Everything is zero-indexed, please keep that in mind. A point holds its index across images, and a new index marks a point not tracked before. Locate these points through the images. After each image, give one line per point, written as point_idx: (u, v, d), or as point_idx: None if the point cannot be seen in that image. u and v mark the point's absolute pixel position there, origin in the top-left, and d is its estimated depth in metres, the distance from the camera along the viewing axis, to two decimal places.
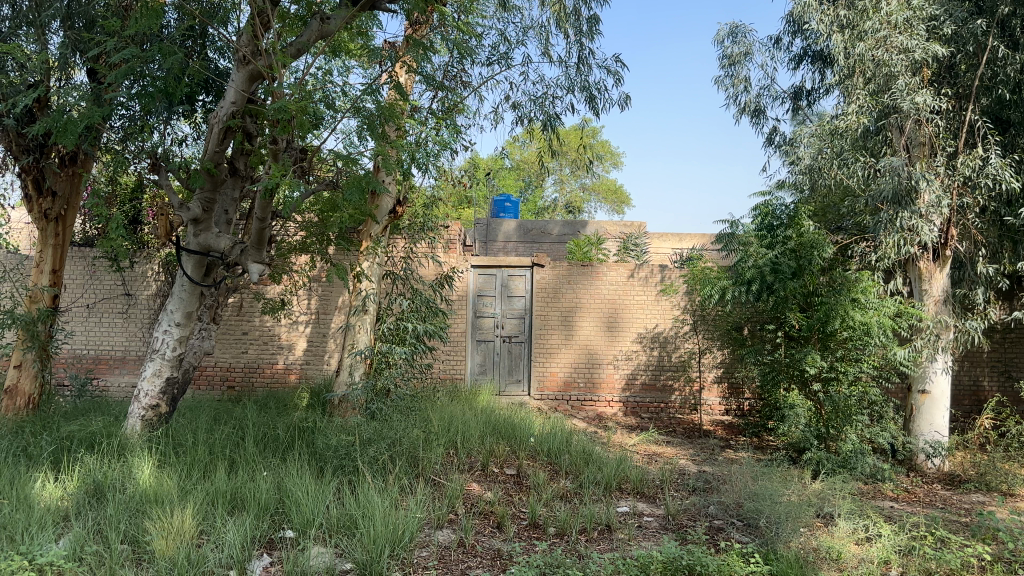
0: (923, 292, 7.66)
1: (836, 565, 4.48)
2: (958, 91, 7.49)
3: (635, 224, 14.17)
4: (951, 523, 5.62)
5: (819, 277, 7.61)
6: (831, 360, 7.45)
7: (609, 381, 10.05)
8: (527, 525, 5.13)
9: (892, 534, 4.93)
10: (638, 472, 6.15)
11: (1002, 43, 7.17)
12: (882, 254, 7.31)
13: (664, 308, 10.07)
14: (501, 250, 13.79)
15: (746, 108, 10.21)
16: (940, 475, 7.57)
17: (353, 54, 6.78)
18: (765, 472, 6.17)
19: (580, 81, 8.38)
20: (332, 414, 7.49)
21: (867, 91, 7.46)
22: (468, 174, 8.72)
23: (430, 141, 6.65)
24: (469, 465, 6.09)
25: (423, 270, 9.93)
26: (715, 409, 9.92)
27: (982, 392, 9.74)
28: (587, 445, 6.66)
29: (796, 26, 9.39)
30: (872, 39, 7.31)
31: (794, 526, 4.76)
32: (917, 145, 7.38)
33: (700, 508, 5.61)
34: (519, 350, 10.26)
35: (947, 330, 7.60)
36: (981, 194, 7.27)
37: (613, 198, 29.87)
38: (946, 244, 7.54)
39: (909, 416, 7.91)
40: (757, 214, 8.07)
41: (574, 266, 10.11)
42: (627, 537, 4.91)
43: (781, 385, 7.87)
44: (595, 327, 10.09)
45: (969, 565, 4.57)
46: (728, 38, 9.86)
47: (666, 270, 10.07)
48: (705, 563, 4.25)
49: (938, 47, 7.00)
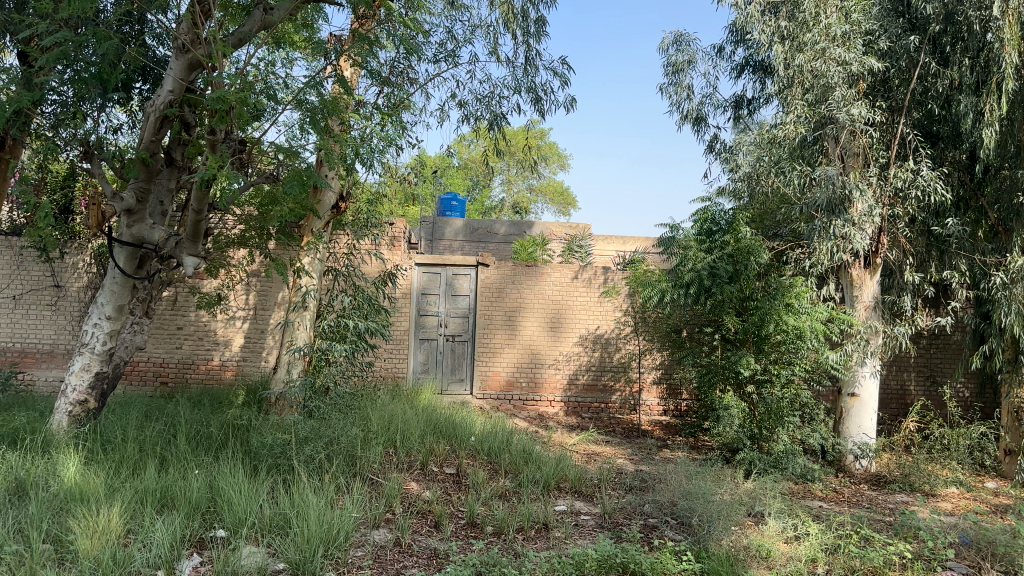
0: (854, 298, 7.89)
1: (765, 563, 4.58)
2: (891, 105, 7.71)
3: (581, 226, 14.39)
4: (876, 522, 5.79)
5: (755, 282, 7.81)
6: (765, 363, 7.66)
7: (551, 381, 10.12)
8: (465, 524, 5.12)
9: (819, 533, 5.06)
10: (577, 471, 6.20)
11: (933, 60, 7.43)
12: (816, 260, 7.53)
13: (607, 309, 10.20)
14: (448, 248, 13.81)
15: (688, 115, 10.35)
16: (867, 475, 7.82)
17: (297, 46, 6.67)
18: (699, 471, 6.32)
19: (526, 82, 8.40)
20: (268, 413, 7.26)
21: (806, 101, 7.63)
22: (414, 171, 8.62)
23: (374, 137, 6.62)
24: (408, 464, 6.04)
25: (365, 266, 9.78)
26: (654, 410, 10.11)
27: (908, 395, 10.10)
28: (528, 444, 6.68)
29: (739, 36, 9.57)
30: (811, 50, 7.44)
31: (726, 525, 4.86)
32: (852, 155, 7.60)
33: (636, 507, 5.67)
34: (462, 350, 10.21)
35: (877, 335, 7.84)
36: (911, 204, 7.53)
37: (561, 199, 29.88)
38: (877, 253, 7.79)
39: (839, 418, 8.12)
40: (697, 219, 8.18)
41: (519, 266, 10.13)
42: (563, 535, 4.95)
43: (717, 387, 8.05)
44: (539, 327, 10.14)
45: (891, 563, 4.73)
46: (672, 46, 9.98)
47: (610, 271, 10.19)
48: (639, 560, 4.33)
49: (874, 61, 7.23)
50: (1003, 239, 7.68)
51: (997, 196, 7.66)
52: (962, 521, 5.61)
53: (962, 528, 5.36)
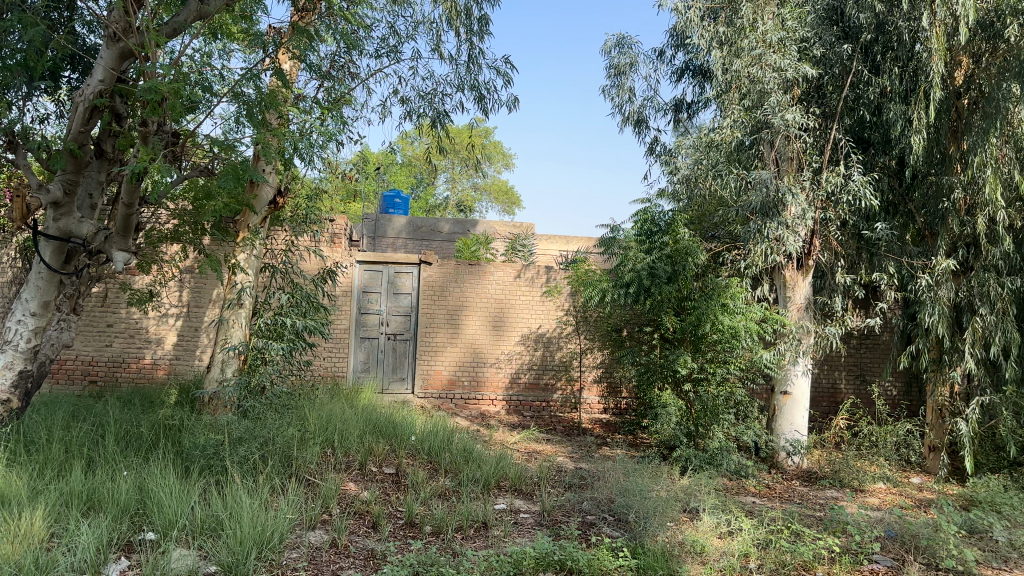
0: (787, 299, 8.08)
1: (699, 558, 4.66)
2: (824, 111, 7.94)
3: (524, 225, 14.47)
4: (806, 517, 5.93)
5: (692, 283, 7.96)
6: (702, 361, 7.82)
7: (493, 380, 10.13)
8: (403, 524, 5.07)
9: (752, 528, 5.16)
10: (517, 469, 6.22)
11: (865, 68, 7.67)
12: (751, 261, 7.72)
13: (549, 309, 10.28)
14: (391, 246, 13.54)
15: (630, 117, 10.47)
16: (799, 471, 8.03)
17: (234, 38, 6.53)
18: (637, 468, 6.41)
19: (469, 80, 8.38)
20: (200, 413, 7.07)
21: (742, 105, 7.80)
22: (356, 168, 8.50)
23: (314, 131, 6.52)
24: (345, 465, 5.96)
25: (305, 264, 9.63)
26: (594, 408, 10.21)
27: (839, 393, 10.42)
28: (468, 443, 6.68)
29: (679, 40, 9.71)
30: (748, 56, 7.62)
31: (662, 521, 4.94)
32: (786, 159, 7.80)
33: (574, 505, 5.70)
34: (404, 348, 10.12)
35: (808, 335, 8.03)
36: (843, 208, 7.75)
37: (505, 199, 30.28)
38: (809, 255, 7.98)
39: (772, 415, 8.29)
40: (638, 220, 8.21)
41: (461, 265, 10.10)
42: (502, 534, 4.96)
43: (656, 385, 8.17)
44: (482, 326, 10.12)
45: (820, 556, 4.86)
46: (615, 48, 10.07)
47: (553, 270, 10.26)
48: (576, 557, 4.37)
49: (808, 68, 7.42)
50: (929, 242, 7.89)
51: (924, 201, 7.81)
52: (887, 515, 5.81)
53: (888, 522, 5.55)
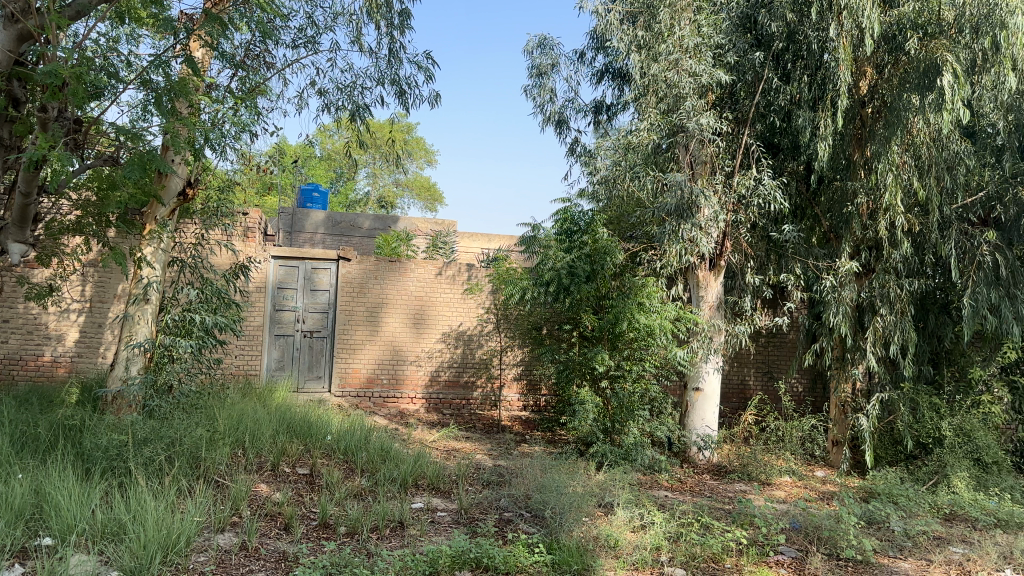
0: (700, 297, 8.30)
1: (613, 552, 4.74)
2: (737, 116, 8.20)
3: (446, 222, 14.46)
4: (716, 510, 6.09)
5: (610, 282, 8.11)
6: (619, 359, 7.97)
7: (412, 378, 10.06)
8: (316, 525, 4.98)
9: (664, 522, 5.27)
10: (435, 468, 6.18)
11: (776, 75, 7.92)
12: (666, 262, 7.93)
13: (470, 306, 10.28)
14: (309, 241, 13.36)
15: (551, 117, 10.55)
16: (710, 466, 8.27)
17: (143, 24, 6.29)
18: (554, 465, 6.47)
19: (389, 74, 8.30)
20: (103, 413, 6.74)
21: (659, 109, 7.96)
22: (273, 160, 8.35)
23: (226, 121, 6.36)
24: (257, 466, 5.81)
25: (216, 258, 9.34)
26: (514, 405, 10.28)
27: (748, 390, 10.75)
28: (385, 442, 6.60)
29: (599, 42, 9.83)
30: (666, 61, 7.77)
31: (577, 516, 5.01)
32: (700, 163, 8.03)
33: (492, 502, 5.70)
34: (321, 346, 9.92)
35: (720, 333, 8.27)
36: (753, 211, 8.01)
37: (428, 195, 30.06)
38: (721, 255, 8.22)
39: (685, 411, 8.49)
40: (558, 219, 8.27)
41: (381, 261, 9.97)
42: (418, 533, 4.92)
43: (574, 382, 8.26)
44: (401, 323, 10.03)
45: (728, 548, 5.00)
46: (536, 49, 10.13)
47: (474, 268, 10.26)
48: (492, 555, 4.38)
49: (722, 74, 7.62)
50: (834, 245, 8.22)
51: (830, 205, 8.21)
52: (792, 508, 6.02)
53: (793, 514, 5.75)
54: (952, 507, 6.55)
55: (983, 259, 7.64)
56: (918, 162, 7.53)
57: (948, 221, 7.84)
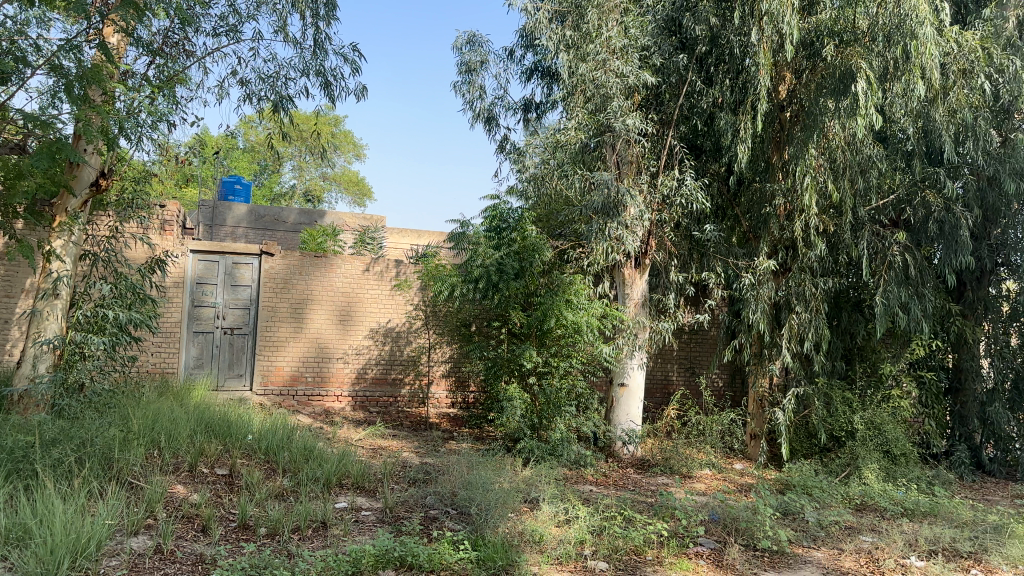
0: (626, 295, 8.44)
1: (538, 547, 4.79)
2: (662, 118, 8.35)
3: (375, 217, 14.32)
4: (639, 503, 6.20)
5: (539, 279, 8.18)
6: (546, 356, 8.04)
7: (338, 375, 9.93)
8: (235, 527, 4.87)
9: (588, 516, 5.34)
10: (359, 466, 6.12)
11: (699, 78, 8.11)
12: (593, 259, 8.03)
13: (398, 303, 10.20)
14: (229, 235, 13.03)
15: (480, 114, 10.54)
16: (634, 460, 8.42)
17: (55, 7, 6.13)
18: (481, 461, 6.49)
19: (315, 66, 8.16)
20: (7, 413, 6.43)
21: (586, 109, 8.04)
22: (194, 151, 8.13)
23: (143, 110, 6.16)
24: (173, 466, 5.64)
25: (131, 252, 9.00)
26: (442, 402, 10.34)
27: (671, 385, 10.99)
28: (309, 441, 6.50)
29: (528, 40, 9.87)
30: (593, 61, 7.85)
31: (502, 512, 5.03)
32: (626, 163, 8.18)
33: (418, 499, 5.67)
34: (241, 343, 9.69)
35: (644, 330, 8.43)
36: (676, 211, 8.19)
37: (357, 189, 29.61)
38: (646, 254, 8.36)
39: (610, 407, 8.62)
40: (487, 216, 8.28)
41: (306, 256, 9.79)
42: (341, 533, 4.87)
43: (502, 379, 8.28)
44: (327, 320, 9.88)
45: (650, 541, 5.11)
46: (465, 45, 10.11)
47: (402, 265, 10.20)
48: (417, 552, 4.37)
49: (648, 76, 7.77)
50: (753, 245, 8.46)
51: (749, 206, 8.41)
52: (711, 500, 6.19)
53: (712, 507, 5.90)
54: (863, 498, 6.82)
55: (894, 259, 8.00)
56: (833, 165, 7.82)
57: (861, 223, 8.16)
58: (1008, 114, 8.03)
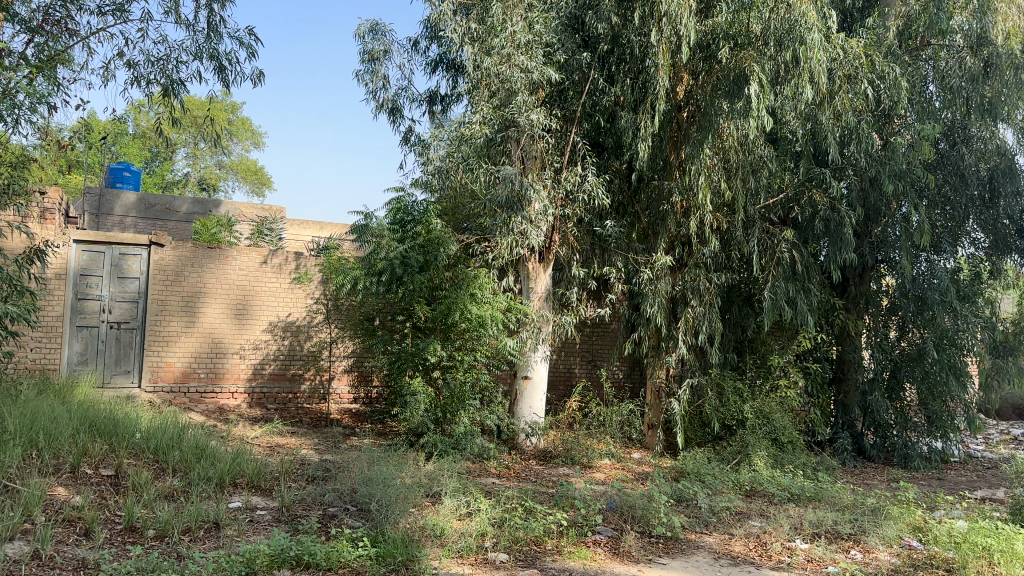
0: (530, 289, 8.51)
1: (438, 541, 4.78)
2: (565, 114, 8.47)
3: (274, 208, 13.98)
4: (540, 494, 6.27)
5: (443, 273, 8.12)
6: (450, 350, 8.03)
7: (234, 371, 9.62)
8: (121, 529, 4.66)
9: (489, 509, 5.36)
10: (255, 465, 5.96)
11: (601, 76, 8.27)
12: (497, 254, 8.07)
13: (298, 297, 9.99)
14: (117, 225, 12.45)
15: (384, 104, 10.40)
16: (536, 452, 8.53)
17: None
18: (382, 456, 6.43)
19: (208, 49, 7.86)
20: None
21: (491, 103, 8.08)
22: (77, 136, 7.69)
23: (19, 90, 5.79)
24: (54, 468, 5.35)
25: (7, 241, 8.47)
26: (343, 398, 10.21)
27: (574, 377, 11.16)
28: (202, 439, 6.29)
29: (433, 32, 9.80)
30: (497, 55, 7.87)
31: (403, 507, 5.00)
32: (531, 158, 8.25)
33: (316, 497, 5.54)
34: (129, 338, 9.26)
35: (547, 323, 8.55)
36: (578, 207, 8.28)
37: (254, 179, 28.78)
38: (550, 249, 8.49)
39: (514, 399, 8.68)
40: (391, 209, 8.04)
41: (199, 248, 9.45)
42: (235, 533, 4.73)
43: (406, 373, 8.19)
44: (222, 314, 9.56)
45: (550, 531, 5.19)
46: (368, 34, 9.95)
47: (302, 258, 9.98)
48: (313, 551, 4.29)
49: (552, 72, 7.86)
50: (652, 241, 8.68)
51: (648, 203, 8.61)
52: (610, 489, 6.32)
53: (610, 496, 6.02)
54: (753, 484, 7.12)
55: (782, 256, 8.37)
56: (727, 164, 8.10)
57: (752, 221, 8.49)
58: (889, 117, 8.44)
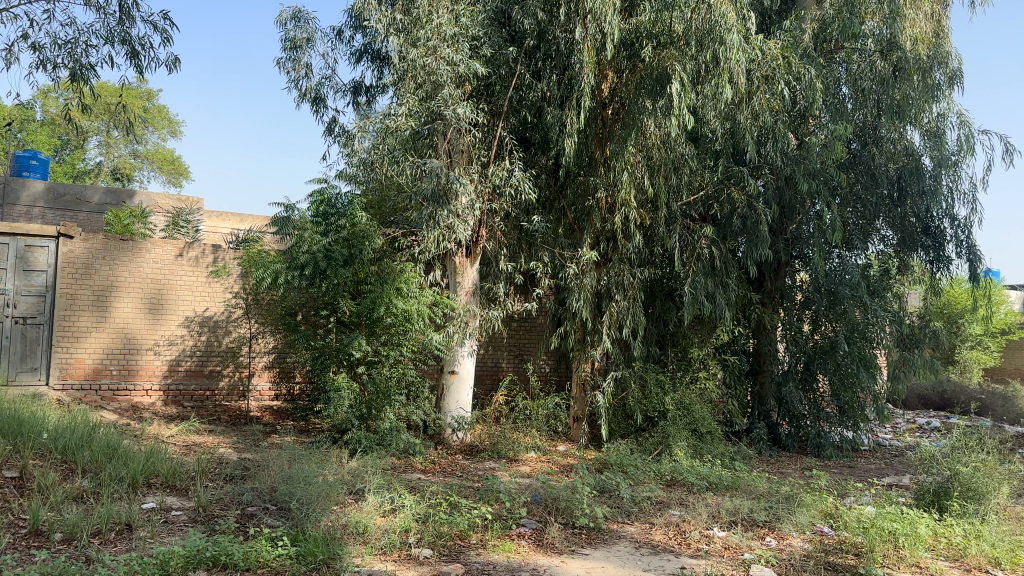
0: (457, 284, 8.49)
1: (361, 538, 4.74)
2: (492, 108, 8.47)
3: (191, 200, 13.57)
4: (465, 489, 6.28)
5: (369, 266, 8.03)
6: (376, 345, 7.95)
7: (148, 368, 9.32)
8: (26, 533, 4.46)
9: (413, 504, 5.34)
10: (170, 464, 5.79)
11: (528, 71, 8.31)
12: (424, 247, 8.02)
13: (216, 291, 9.73)
14: (24, 214, 11.98)
15: (307, 94, 10.20)
16: (462, 446, 8.53)
17: None
18: (303, 454, 6.33)
19: (119, 33, 7.57)
20: None
21: (416, 95, 7.96)
22: None
23: None
24: None
25: None
26: (264, 395, 9.96)
27: (501, 371, 11.20)
28: (114, 438, 6.07)
29: (357, 21, 9.65)
30: (423, 47, 7.80)
31: (324, 505, 4.93)
32: (458, 152, 8.23)
33: (234, 497, 5.41)
34: (36, 335, 8.80)
35: (474, 318, 8.54)
36: (505, 201, 8.30)
37: (172, 168, 27.87)
38: (477, 243, 8.50)
39: (440, 394, 8.66)
40: (314, 200, 7.92)
41: (110, 240, 9.10)
42: (148, 535, 4.58)
43: (330, 368, 8.08)
44: (135, 308, 9.24)
45: (474, 525, 5.20)
46: (291, 21, 9.74)
47: (220, 250, 9.73)
48: (230, 551, 4.20)
49: (478, 66, 7.83)
50: (578, 236, 8.77)
51: (574, 198, 8.70)
52: (535, 482, 6.37)
53: (535, 489, 6.07)
54: (673, 474, 7.29)
55: (702, 252, 8.57)
56: (650, 162, 8.24)
57: (674, 217, 8.66)
58: (804, 118, 8.75)
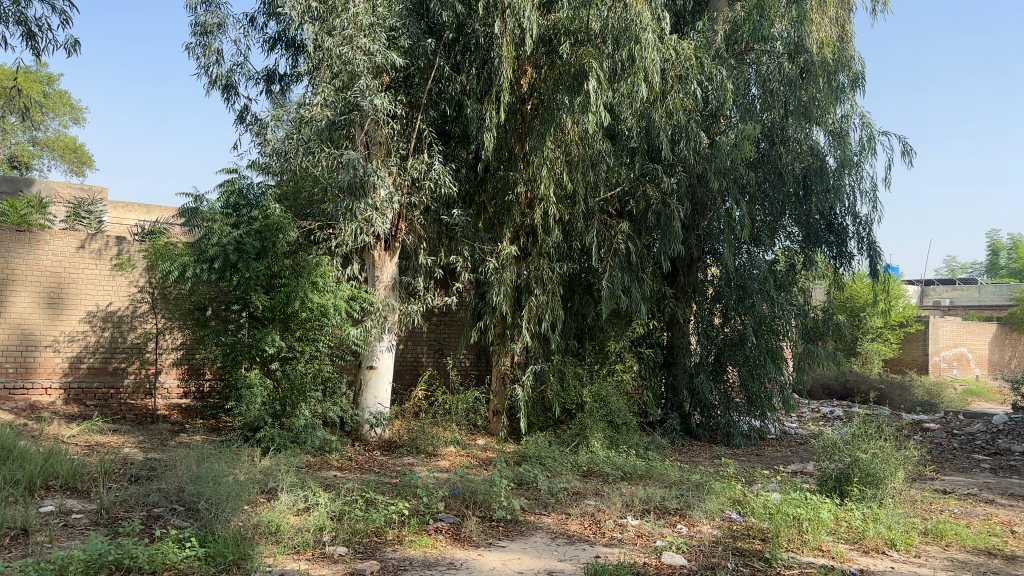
0: (375, 278, 8.41)
1: (273, 538, 4.66)
2: (411, 100, 8.42)
3: (93, 189, 13.07)
4: (382, 485, 6.23)
5: (283, 260, 7.83)
6: (291, 341, 7.81)
7: (47, 365, 8.89)
8: None
9: (328, 502, 5.27)
10: (71, 465, 5.55)
11: (447, 64, 8.29)
12: (341, 241, 7.90)
13: (120, 284, 9.37)
14: None
15: (218, 81, 9.91)
16: (381, 442, 8.45)
17: None
18: (214, 453, 6.16)
19: (14, 13, 7.18)
20: None
21: (332, 85, 7.78)
22: None
23: None
24: None
25: None
26: (172, 393, 9.66)
27: (420, 366, 11.14)
28: (9, 440, 5.77)
29: (271, 8, 9.43)
30: (340, 36, 7.65)
31: (235, 505, 4.82)
32: (376, 144, 8.21)
33: (140, 498, 5.22)
34: None
35: (393, 312, 8.47)
36: (424, 194, 8.26)
37: (73, 157, 26.62)
38: (395, 237, 8.42)
39: (358, 390, 8.55)
40: (224, 191, 7.76)
41: (5, 231, 8.65)
42: (46, 539, 4.38)
43: (242, 365, 7.84)
44: (32, 303, 8.80)
45: (391, 521, 5.18)
46: (201, 6, 9.45)
47: (126, 242, 9.37)
48: (135, 554, 4.06)
49: (396, 56, 7.73)
50: (497, 230, 8.80)
51: (494, 192, 8.73)
52: (453, 476, 6.38)
53: (452, 483, 6.08)
54: (590, 465, 7.41)
55: (619, 247, 8.74)
56: (569, 158, 8.30)
57: (592, 213, 8.78)
58: (716, 118, 9.03)
